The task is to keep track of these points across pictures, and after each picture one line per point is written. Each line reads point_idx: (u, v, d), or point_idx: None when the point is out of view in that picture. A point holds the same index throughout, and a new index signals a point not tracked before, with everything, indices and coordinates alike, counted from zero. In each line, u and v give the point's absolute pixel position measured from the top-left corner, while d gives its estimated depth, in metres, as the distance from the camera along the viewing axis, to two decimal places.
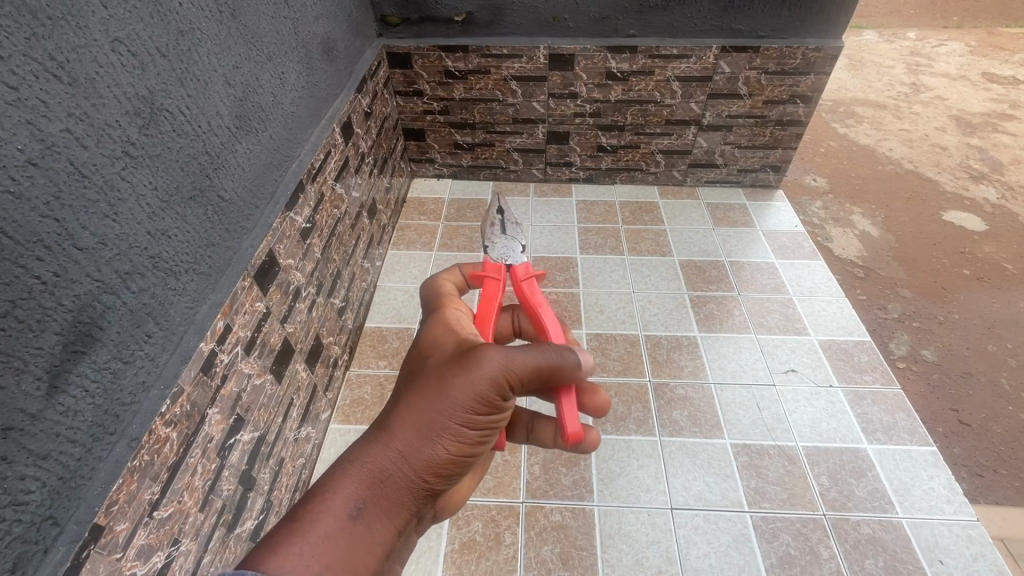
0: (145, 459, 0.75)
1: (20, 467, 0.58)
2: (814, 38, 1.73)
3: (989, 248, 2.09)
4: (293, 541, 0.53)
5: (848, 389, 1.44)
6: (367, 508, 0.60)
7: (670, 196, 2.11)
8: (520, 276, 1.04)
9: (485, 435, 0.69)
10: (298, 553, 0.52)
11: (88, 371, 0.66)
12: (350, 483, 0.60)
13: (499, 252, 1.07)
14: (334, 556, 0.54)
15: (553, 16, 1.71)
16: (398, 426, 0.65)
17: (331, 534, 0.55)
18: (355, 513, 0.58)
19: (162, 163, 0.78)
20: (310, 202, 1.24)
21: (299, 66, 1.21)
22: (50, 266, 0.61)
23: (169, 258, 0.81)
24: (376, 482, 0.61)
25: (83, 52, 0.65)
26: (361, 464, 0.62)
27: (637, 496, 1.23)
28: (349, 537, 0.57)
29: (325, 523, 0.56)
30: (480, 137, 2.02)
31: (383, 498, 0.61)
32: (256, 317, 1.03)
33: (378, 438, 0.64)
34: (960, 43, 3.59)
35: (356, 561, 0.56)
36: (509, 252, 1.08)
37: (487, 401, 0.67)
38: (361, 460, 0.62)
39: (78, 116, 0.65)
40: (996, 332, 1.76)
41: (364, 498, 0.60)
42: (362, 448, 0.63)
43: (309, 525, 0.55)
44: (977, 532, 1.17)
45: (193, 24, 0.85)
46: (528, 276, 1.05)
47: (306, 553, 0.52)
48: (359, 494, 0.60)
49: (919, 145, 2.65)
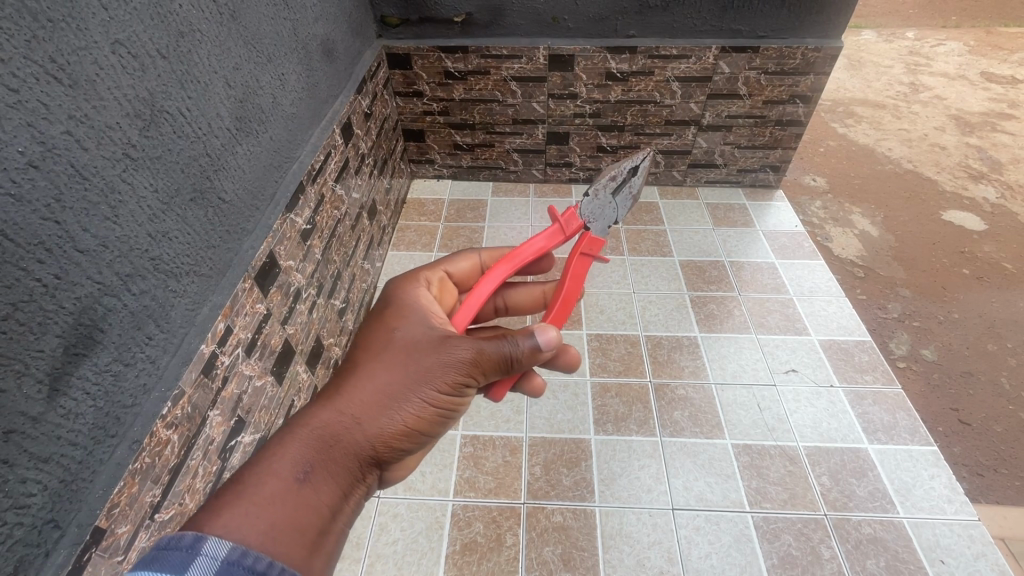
0: (146, 461, 0.75)
1: (21, 471, 0.58)
2: (814, 38, 1.73)
3: (989, 247, 2.09)
4: (240, 501, 0.56)
5: (849, 389, 1.44)
6: (315, 470, 0.63)
7: (669, 196, 2.11)
8: (579, 250, 0.96)
9: (439, 415, 0.73)
10: (244, 511, 0.55)
11: (90, 374, 0.66)
12: (300, 445, 0.64)
13: (593, 209, 0.96)
14: (279, 512, 0.57)
15: (552, 17, 1.71)
16: (353, 396, 0.70)
17: (276, 495, 0.58)
18: (303, 476, 0.62)
19: (162, 165, 0.78)
20: (310, 204, 1.24)
21: (299, 67, 1.21)
22: (51, 269, 0.61)
23: (170, 260, 0.80)
24: (326, 448, 0.65)
25: (84, 54, 0.65)
26: (312, 428, 0.66)
27: (637, 496, 1.23)
28: (296, 496, 0.60)
29: (273, 483, 0.59)
30: (480, 138, 2.02)
31: (332, 461, 0.65)
32: (257, 319, 1.03)
33: (331, 406, 0.68)
34: (959, 42, 3.59)
35: (304, 518, 0.59)
36: (599, 217, 0.97)
37: (442, 384, 0.72)
38: (314, 425, 0.66)
39: (79, 119, 0.65)
40: (995, 331, 1.77)
41: (314, 460, 0.63)
42: (315, 413, 0.67)
43: (256, 487, 0.58)
44: (978, 532, 1.17)
45: (193, 26, 0.85)
46: (585, 254, 0.97)
47: (251, 511, 0.56)
48: (308, 456, 0.63)
49: (919, 145, 2.65)
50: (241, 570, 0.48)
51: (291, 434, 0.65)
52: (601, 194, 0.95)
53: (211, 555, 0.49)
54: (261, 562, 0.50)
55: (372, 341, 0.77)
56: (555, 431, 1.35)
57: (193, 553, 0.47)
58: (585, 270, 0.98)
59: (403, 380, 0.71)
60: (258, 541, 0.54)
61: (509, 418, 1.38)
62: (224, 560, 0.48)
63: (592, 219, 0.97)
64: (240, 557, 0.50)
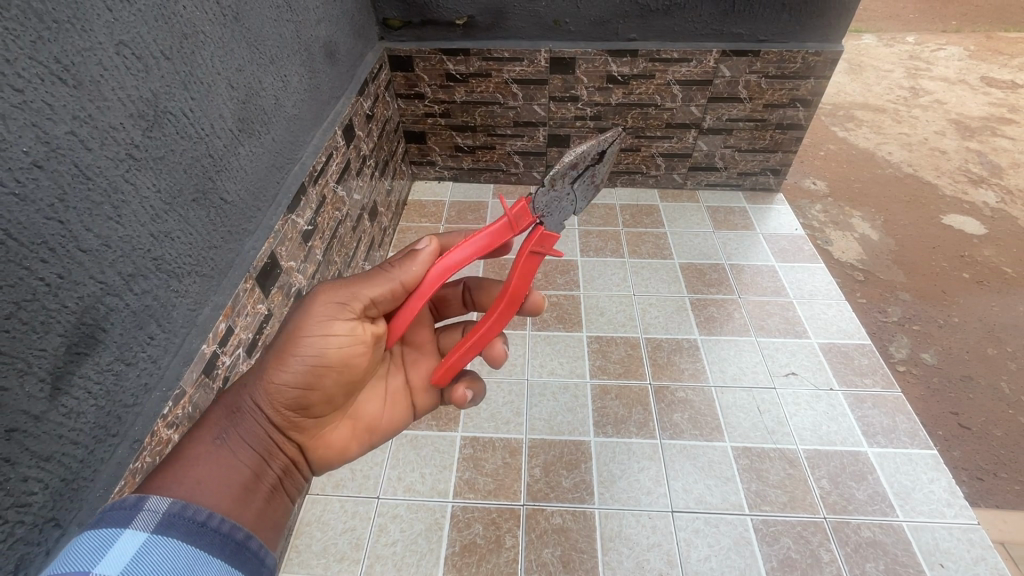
0: (147, 460, 0.75)
1: (23, 469, 0.58)
2: (814, 42, 1.74)
3: (989, 251, 2.10)
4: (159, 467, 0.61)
5: (848, 393, 1.44)
6: (230, 435, 0.68)
7: (670, 199, 2.12)
8: (529, 248, 0.86)
9: (340, 364, 0.75)
10: (166, 474, 0.60)
11: (91, 372, 0.66)
12: (217, 419, 0.69)
13: (548, 202, 0.85)
14: (197, 472, 0.62)
15: (554, 20, 1.72)
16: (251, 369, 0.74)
17: (195, 457, 0.64)
18: (219, 439, 0.67)
19: (165, 165, 0.79)
20: (312, 205, 1.24)
21: (301, 69, 1.22)
22: (54, 267, 0.61)
23: (172, 260, 0.81)
24: (233, 413, 0.70)
25: (88, 54, 0.65)
26: (226, 401, 0.71)
27: (637, 498, 1.23)
28: (216, 458, 0.66)
29: (191, 451, 0.64)
30: (481, 140, 2.03)
31: (247, 427, 0.70)
32: (258, 319, 1.03)
33: (239, 380, 0.73)
34: (959, 47, 3.60)
35: (223, 476, 0.64)
36: (554, 209, 0.86)
37: (321, 336, 0.73)
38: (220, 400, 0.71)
39: (83, 119, 0.65)
40: (995, 335, 1.77)
41: (230, 428, 0.69)
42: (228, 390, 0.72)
43: (175, 454, 0.64)
44: (978, 536, 1.17)
45: (197, 27, 0.85)
46: (535, 251, 0.87)
47: (174, 473, 0.60)
48: (223, 426, 0.69)
49: (919, 149, 2.65)
50: (183, 522, 0.51)
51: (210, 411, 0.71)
52: (560, 184, 0.84)
53: (153, 510, 0.50)
54: (202, 513, 0.53)
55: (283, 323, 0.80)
56: (555, 433, 1.35)
57: (136, 509, 0.49)
58: (533, 268, 0.89)
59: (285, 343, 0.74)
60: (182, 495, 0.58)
61: (508, 419, 1.39)
62: (167, 513, 0.50)
63: (547, 210, 0.86)
64: (182, 510, 0.52)
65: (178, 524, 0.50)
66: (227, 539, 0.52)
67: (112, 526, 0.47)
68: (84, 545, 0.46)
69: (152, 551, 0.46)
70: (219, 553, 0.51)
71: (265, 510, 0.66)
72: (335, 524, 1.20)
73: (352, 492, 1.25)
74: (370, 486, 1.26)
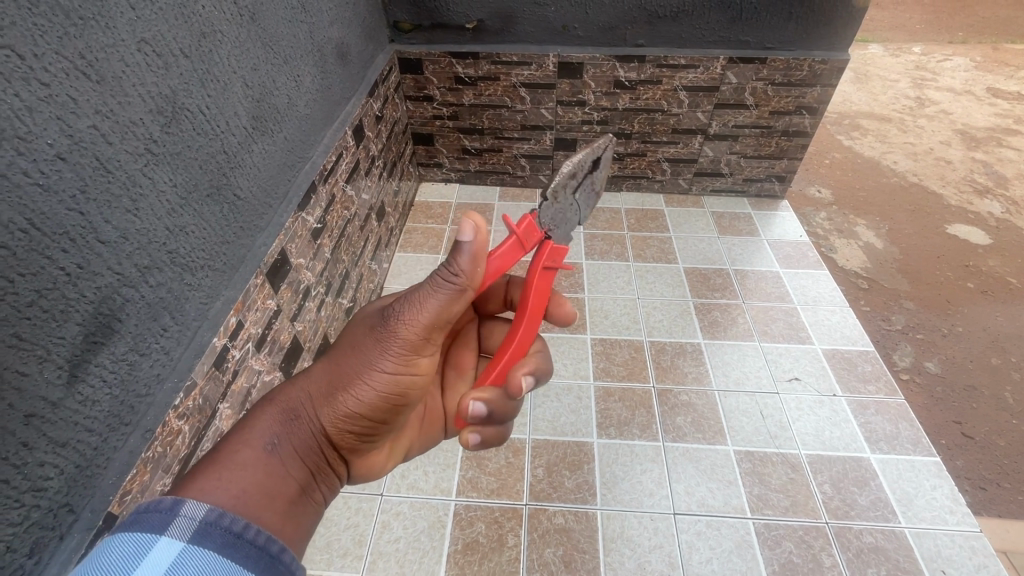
0: (158, 450, 0.76)
1: (40, 454, 0.59)
2: (821, 50, 1.75)
3: (994, 261, 2.09)
4: (211, 466, 0.58)
5: (851, 399, 1.44)
6: (281, 443, 0.65)
7: (675, 204, 2.13)
8: (541, 264, 0.89)
9: (401, 393, 0.72)
10: (213, 477, 0.57)
11: (107, 362, 0.68)
12: (270, 421, 0.67)
13: (553, 216, 0.87)
14: (243, 478, 0.59)
15: (563, 25, 1.73)
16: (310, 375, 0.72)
17: (245, 462, 0.60)
18: (270, 445, 0.64)
19: (182, 161, 0.80)
20: (321, 203, 1.26)
21: (314, 70, 1.23)
22: (74, 257, 0.63)
23: (186, 254, 0.82)
24: (288, 420, 0.67)
25: (111, 51, 0.67)
26: (283, 402, 0.68)
27: (639, 500, 1.24)
28: (264, 465, 0.62)
29: (240, 454, 0.61)
30: (488, 143, 2.04)
31: (299, 435, 0.67)
32: (267, 314, 1.05)
33: (301, 381, 0.71)
34: (966, 58, 3.61)
35: (269, 487, 0.60)
36: (560, 220, 0.88)
37: (390, 360, 0.70)
38: (272, 404, 0.68)
39: (105, 114, 0.67)
40: (999, 345, 1.77)
41: (284, 433, 0.66)
42: (288, 391, 0.70)
43: (224, 456, 0.60)
44: (980, 543, 1.17)
45: (215, 26, 0.87)
46: (545, 267, 0.90)
47: (219, 475, 0.57)
48: (279, 430, 0.66)
49: (924, 159, 2.66)
50: (218, 531, 0.47)
51: (265, 411, 0.68)
52: (563, 197, 0.86)
53: (189, 517, 0.47)
54: (238, 523, 0.49)
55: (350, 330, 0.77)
56: (558, 434, 1.36)
57: (172, 514, 0.46)
58: (550, 284, 0.92)
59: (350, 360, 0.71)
60: (227, 503, 0.55)
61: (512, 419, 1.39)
62: (203, 521, 0.47)
63: (553, 223, 0.88)
64: (218, 518, 0.48)
65: (213, 533, 0.47)
66: (261, 552, 0.48)
67: (149, 533, 0.44)
68: (121, 551, 0.43)
69: (186, 562, 0.43)
70: (252, 567, 0.46)
71: (303, 527, 0.63)
72: (339, 520, 1.20)
73: (355, 488, 1.26)
74: (374, 484, 1.26)
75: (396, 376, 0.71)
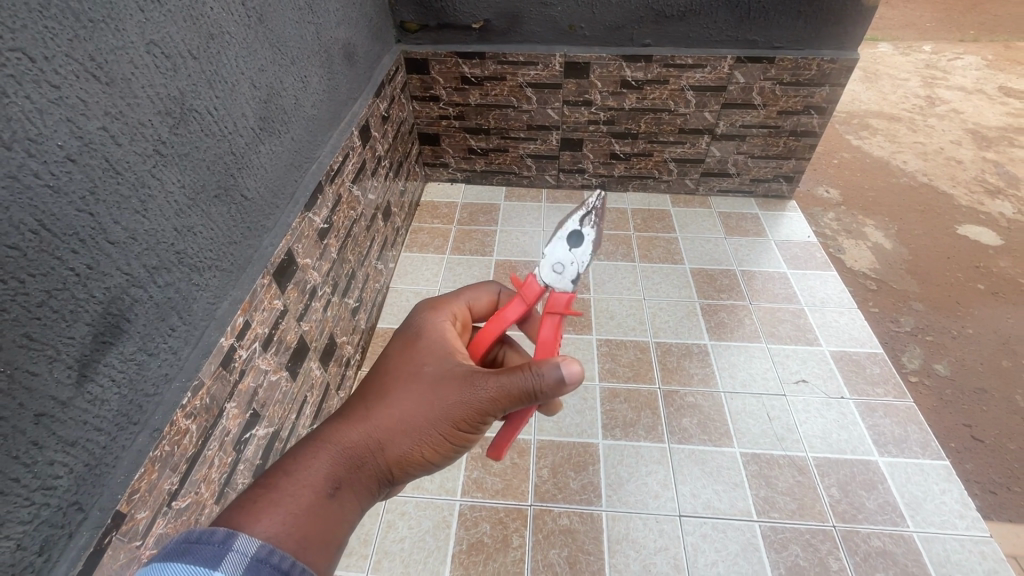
0: (166, 450, 0.77)
1: (49, 453, 0.60)
2: (830, 50, 1.73)
3: (1005, 262, 2.07)
4: (276, 503, 0.59)
5: (860, 402, 1.43)
6: (339, 482, 0.66)
7: (681, 204, 2.12)
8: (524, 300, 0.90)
9: (453, 442, 0.75)
10: (278, 517, 0.58)
11: (116, 362, 0.68)
12: (329, 460, 0.67)
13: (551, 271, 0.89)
14: (306, 523, 0.59)
15: (569, 25, 1.73)
16: (369, 412, 0.72)
17: (308, 504, 0.61)
18: (328, 485, 0.65)
19: (191, 162, 0.81)
20: (328, 203, 1.26)
21: (321, 71, 1.24)
22: (83, 258, 0.63)
23: (193, 255, 0.82)
24: (346, 457, 0.68)
25: (120, 53, 0.68)
26: (342, 439, 0.69)
27: (645, 502, 1.23)
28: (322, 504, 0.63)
29: (301, 496, 0.61)
30: (494, 143, 2.04)
31: (355, 475, 0.68)
32: (274, 314, 1.05)
33: (361, 420, 0.71)
34: (977, 57, 3.57)
35: (329, 527, 0.61)
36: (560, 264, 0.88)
37: (453, 418, 0.72)
38: (332, 439, 0.69)
39: (114, 115, 0.67)
40: (1010, 347, 1.74)
41: (341, 473, 0.67)
42: (338, 431, 0.70)
43: (289, 493, 0.61)
44: (989, 548, 1.16)
45: (223, 28, 0.87)
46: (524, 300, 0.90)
47: (287, 515, 0.59)
48: (336, 470, 0.66)
49: (934, 159, 2.63)
50: (268, 568, 0.49)
51: (319, 448, 0.68)
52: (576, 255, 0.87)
53: (240, 553, 0.49)
54: (286, 560, 0.51)
55: (401, 366, 0.78)
56: (564, 435, 1.36)
57: (224, 548, 0.48)
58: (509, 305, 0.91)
59: (413, 408, 0.73)
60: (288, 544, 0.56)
61: None
62: (253, 557, 0.49)
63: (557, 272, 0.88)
64: (267, 555, 0.50)
65: (262, 569, 0.48)
66: None
67: (202, 564, 0.46)
68: None
69: None
70: None
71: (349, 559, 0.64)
72: None
73: None
74: None
75: (457, 432, 0.74)
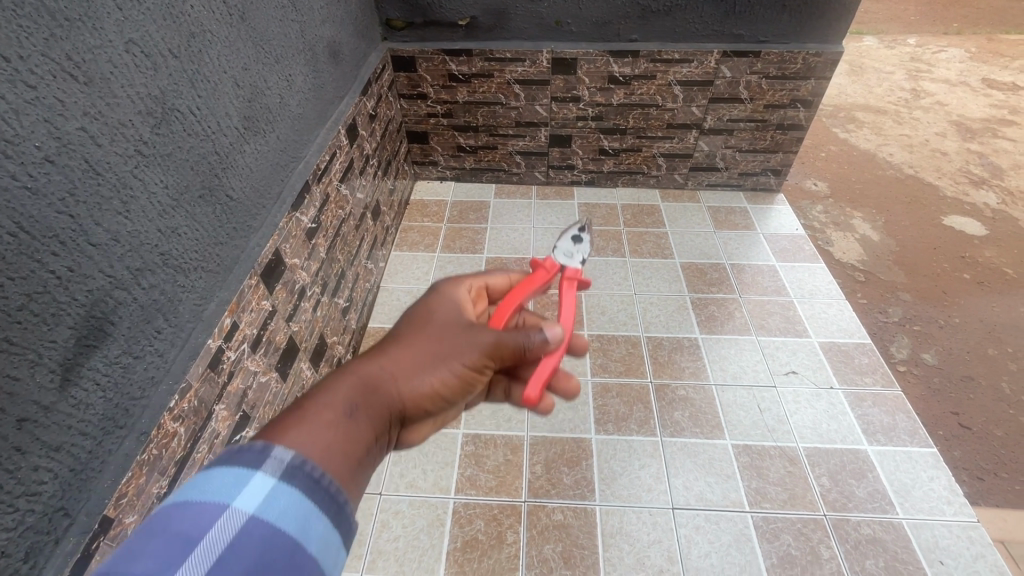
0: (154, 453, 0.76)
1: (33, 458, 0.59)
2: (815, 43, 1.75)
3: (989, 252, 2.10)
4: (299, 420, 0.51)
5: (848, 391, 1.45)
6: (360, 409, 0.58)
7: (671, 199, 2.12)
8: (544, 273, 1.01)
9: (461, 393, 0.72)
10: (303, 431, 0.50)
11: (100, 365, 0.67)
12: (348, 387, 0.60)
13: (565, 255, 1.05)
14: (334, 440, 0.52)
15: (556, 20, 1.73)
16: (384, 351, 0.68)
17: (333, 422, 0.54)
18: (349, 410, 0.57)
19: (173, 162, 0.80)
20: (315, 203, 1.25)
21: (306, 69, 1.23)
22: (64, 261, 0.62)
23: (178, 256, 0.82)
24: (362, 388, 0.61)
25: (99, 52, 0.67)
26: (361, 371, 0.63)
27: (638, 496, 1.24)
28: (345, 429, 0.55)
29: (327, 414, 0.54)
30: (483, 140, 2.04)
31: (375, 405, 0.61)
32: (262, 314, 1.04)
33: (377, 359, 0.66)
34: (960, 49, 3.61)
35: (352, 445, 0.53)
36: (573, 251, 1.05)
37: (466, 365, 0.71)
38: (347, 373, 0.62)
39: (94, 115, 0.66)
40: (995, 336, 1.77)
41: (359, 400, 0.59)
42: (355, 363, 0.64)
43: (310, 411, 0.53)
44: (977, 533, 1.18)
45: (204, 26, 0.86)
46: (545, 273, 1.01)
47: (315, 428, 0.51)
48: (353, 396, 0.59)
49: (920, 151, 2.66)
50: (303, 475, 0.45)
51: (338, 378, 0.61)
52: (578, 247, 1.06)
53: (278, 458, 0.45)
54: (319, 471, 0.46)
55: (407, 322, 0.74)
56: (556, 431, 1.36)
57: (264, 454, 0.44)
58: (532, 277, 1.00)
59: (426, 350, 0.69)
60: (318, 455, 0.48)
61: (510, 417, 1.39)
62: (291, 463, 0.45)
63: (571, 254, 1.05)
64: (302, 463, 0.46)
65: (298, 476, 0.44)
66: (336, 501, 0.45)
67: (242, 469, 0.43)
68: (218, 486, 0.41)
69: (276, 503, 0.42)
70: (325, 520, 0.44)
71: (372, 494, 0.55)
72: None
73: None
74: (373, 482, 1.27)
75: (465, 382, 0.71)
